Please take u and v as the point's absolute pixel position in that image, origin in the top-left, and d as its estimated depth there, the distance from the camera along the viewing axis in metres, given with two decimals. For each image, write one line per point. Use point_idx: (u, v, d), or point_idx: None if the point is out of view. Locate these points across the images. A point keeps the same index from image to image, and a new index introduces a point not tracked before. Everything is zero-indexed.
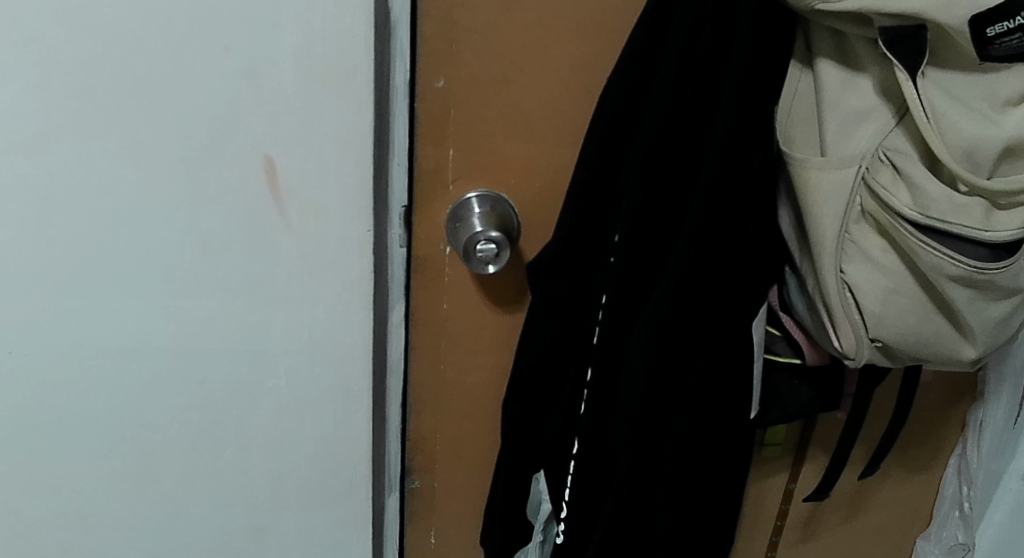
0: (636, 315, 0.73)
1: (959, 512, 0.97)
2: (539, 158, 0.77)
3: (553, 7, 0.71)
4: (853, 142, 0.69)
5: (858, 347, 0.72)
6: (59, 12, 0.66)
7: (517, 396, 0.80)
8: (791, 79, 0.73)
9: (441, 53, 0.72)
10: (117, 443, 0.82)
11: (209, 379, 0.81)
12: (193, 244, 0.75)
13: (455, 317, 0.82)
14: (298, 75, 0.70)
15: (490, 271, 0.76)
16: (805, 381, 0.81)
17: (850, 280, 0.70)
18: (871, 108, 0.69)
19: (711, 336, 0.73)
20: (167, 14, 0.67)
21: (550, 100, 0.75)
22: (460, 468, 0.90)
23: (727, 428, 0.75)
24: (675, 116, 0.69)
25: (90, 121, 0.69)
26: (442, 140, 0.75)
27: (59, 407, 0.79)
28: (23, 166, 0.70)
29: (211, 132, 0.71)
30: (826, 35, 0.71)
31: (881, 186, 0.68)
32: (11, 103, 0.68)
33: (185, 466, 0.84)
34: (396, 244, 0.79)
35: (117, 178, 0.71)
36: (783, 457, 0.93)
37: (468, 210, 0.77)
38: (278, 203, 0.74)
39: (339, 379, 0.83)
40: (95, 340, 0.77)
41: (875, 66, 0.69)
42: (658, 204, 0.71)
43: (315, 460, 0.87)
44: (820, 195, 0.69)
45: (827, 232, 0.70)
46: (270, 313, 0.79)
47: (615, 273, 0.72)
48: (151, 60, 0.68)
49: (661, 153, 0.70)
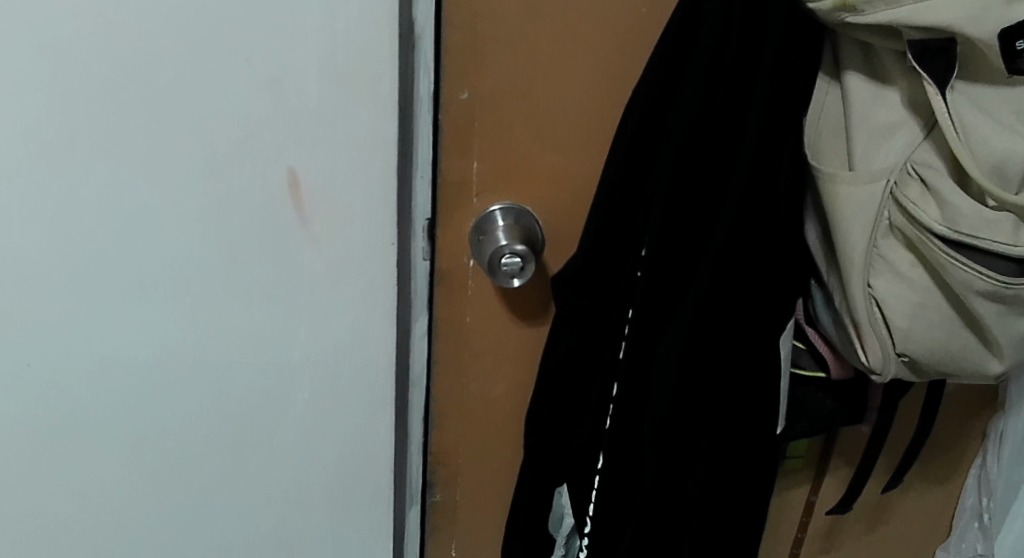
0: (663, 330, 0.73)
1: (978, 524, 0.96)
2: (564, 169, 0.76)
3: (578, 15, 0.71)
4: (881, 157, 0.69)
5: (885, 362, 0.71)
6: (74, 19, 0.64)
7: (541, 408, 0.80)
8: (819, 92, 0.72)
9: (466, 63, 0.71)
10: (138, 454, 0.81)
11: (232, 390, 0.80)
12: (215, 255, 0.74)
13: (478, 329, 0.82)
14: (321, 83, 0.70)
15: (515, 284, 0.75)
16: (830, 395, 0.80)
17: (878, 295, 0.70)
18: (899, 122, 0.69)
19: (740, 350, 0.72)
20: (188, 21, 0.66)
21: (576, 111, 0.74)
22: (482, 480, 0.90)
23: (753, 444, 0.75)
24: (704, 126, 0.69)
25: (114, 130, 0.68)
26: (467, 152, 0.75)
27: (79, 417, 0.78)
28: (41, 178, 0.69)
29: (233, 141, 0.70)
30: (854, 48, 0.71)
31: (909, 201, 0.68)
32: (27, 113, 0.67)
33: (205, 478, 0.84)
34: (418, 258, 0.79)
35: (139, 190, 0.71)
36: (804, 469, 0.92)
37: (492, 224, 0.76)
38: (301, 214, 0.74)
39: (363, 389, 0.83)
40: (118, 352, 0.76)
41: (903, 79, 0.69)
42: (686, 216, 0.71)
43: (338, 471, 0.86)
44: (849, 209, 0.69)
45: (856, 248, 0.69)
46: (293, 324, 0.78)
47: (643, 285, 0.72)
48: (171, 68, 0.67)
49: (690, 164, 0.69)
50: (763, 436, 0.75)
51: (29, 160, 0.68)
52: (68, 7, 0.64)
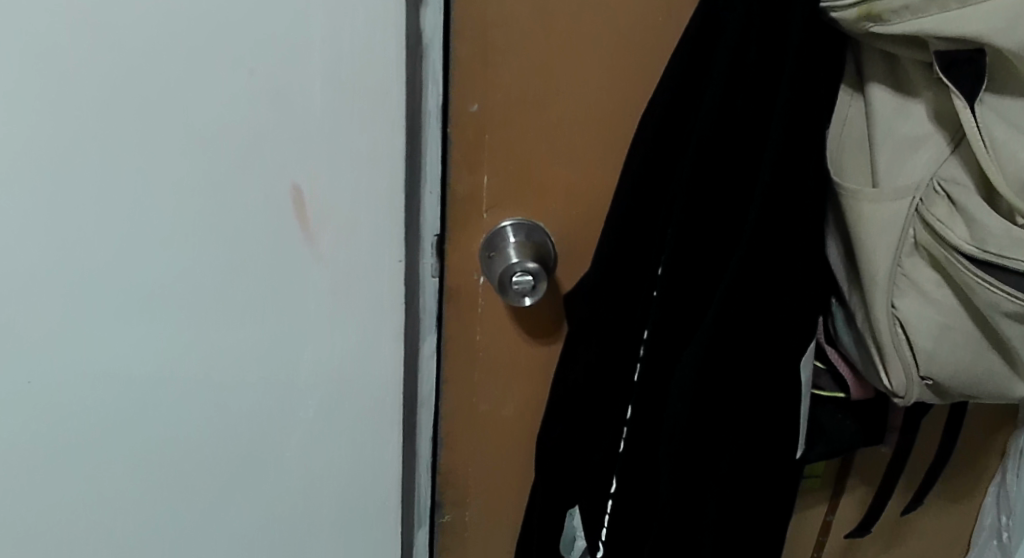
0: (680, 349, 0.71)
1: (998, 542, 0.92)
2: (577, 184, 0.74)
3: (593, 22, 0.68)
4: (906, 172, 0.66)
5: (908, 386, 0.69)
6: (70, 30, 0.62)
7: (553, 427, 0.78)
8: (841, 104, 0.70)
9: (475, 76, 0.69)
10: (138, 474, 0.79)
11: (234, 409, 0.78)
12: (219, 273, 0.72)
13: (488, 349, 0.80)
14: (326, 96, 0.67)
15: (526, 302, 0.73)
16: (849, 415, 0.78)
17: (902, 316, 0.68)
18: (924, 135, 0.66)
19: (758, 373, 0.69)
20: (189, 32, 0.63)
21: (591, 126, 0.72)
22: (492, 499, 0.88)
23: (772, 469, 0.72)
24: (723, 140, 0.66)
25: (109, 146, 0.66)
26: (476, 167, 0.73)
27: (75, 435, 0.76)
28: (37, 192, 0.67)
29: (235, 155, 0.68)
30: (877, 61, 0.68)
31: (936, 219, 0.65)
32: (21, 127, 0.65)
33: (207, 498, 0.81)
34: (428, 275, 0.77)
35: (140, 205, 0.69)
36: (821, 489, 0.90)
37: (503, 239, 0.74)
38: (306, 231, 0.72)
39: (369, 409, 0.80)
40: (115, 372, 0.74)
41: (929, 91, 0.66)
42: (704, 233, 0.69)
43: (344, 494, 0.84)
44: (873, 227, 0.67)
45: (880, 268, 0.67)
46: (298, 343, 0.76)
47: (660, 304, 0.69)
48: (170, 80, 0.65)
49: (708, 182, 0.67)
50: (782, 461, 0.73)
51: (20, 174, 0.66)
52: (64, 18, 0.62)
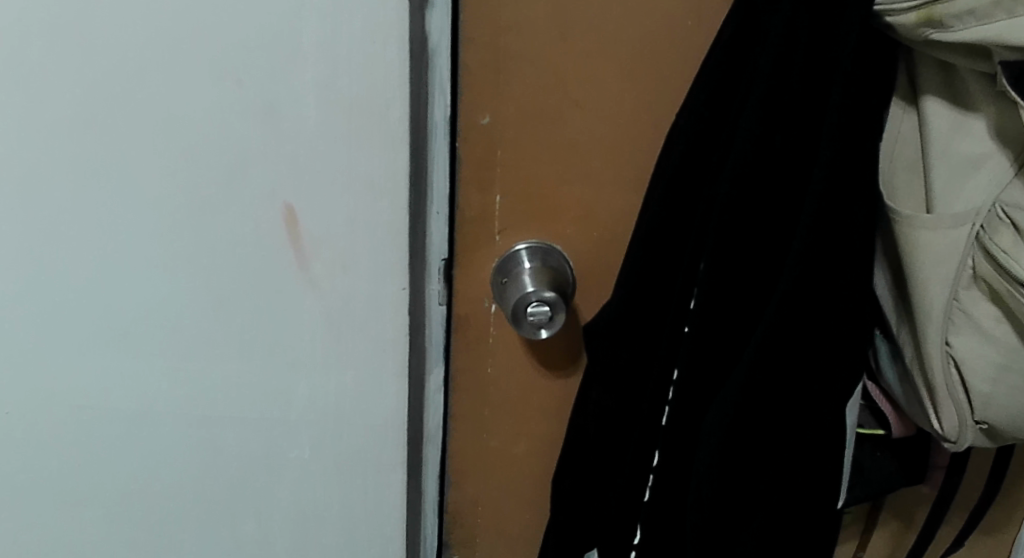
0: (712, 390, 0.65)
1: None
2: (596, 204, 0.68)
3: (617, 26, 0.61)
4: (965, 195, 0.59)
5: (961, 429, 0.63)
6: (48, 33, 0.56)
7: (567, 471, 0.74)
8: (893, 121, 0.63)
9: (484, 83, 0.63)
10: (124, 516, 0.73)
11: (224, 447, 0.72)
12: (207, 304, 0.66)
13: (499, 382, 0.75)
14: (321, 110, 0.60)
15: (542, 335, 0.66)
16: (889, 454, 0.73)
17: (957, 354, 0.61)
18: (985, 154, 0.59)
19: (799, 419, 0.63)
20: (168, 38, 0.57)
21: (616, 143, 0.65)
22: (501, 539, 0.83)
23: (813, 520, 0.66)
24: (763, 163, 0.59)
25: (89, 166, 0.60)
26: (487, 184, 0.67)
27: (61, 472, 0.70)
28: (20, 212, 0.60)
29: (223, 177, 0.61)
30: (933, 70, 0.61)
31: (999, 250, 0.58)
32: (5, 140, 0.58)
33: (194, 540, 0.76)
34: (435, 301, 0.71)
35: (122, 231, 0.62)
36: (853, 524, 0.86)
37: (517, 264, 0.68)
38: (300, 258, 0.65)
39: (369, 446, 0.74)
40: (96, 406, 0.68)
41: (990, 106, 0.59)
42: (740, 265, 0.62)
43: (344, 536, 0.79)
44: (928, 258, 0.60)
45: (935, 303, 0.61)
46: (293, 378, 0.70)
47: (690, 343, 0.63)
48: (151, 91, 0.58)
49: (745, 209, 0.60)
50: (824, 510, 0.66)
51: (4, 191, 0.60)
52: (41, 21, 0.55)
